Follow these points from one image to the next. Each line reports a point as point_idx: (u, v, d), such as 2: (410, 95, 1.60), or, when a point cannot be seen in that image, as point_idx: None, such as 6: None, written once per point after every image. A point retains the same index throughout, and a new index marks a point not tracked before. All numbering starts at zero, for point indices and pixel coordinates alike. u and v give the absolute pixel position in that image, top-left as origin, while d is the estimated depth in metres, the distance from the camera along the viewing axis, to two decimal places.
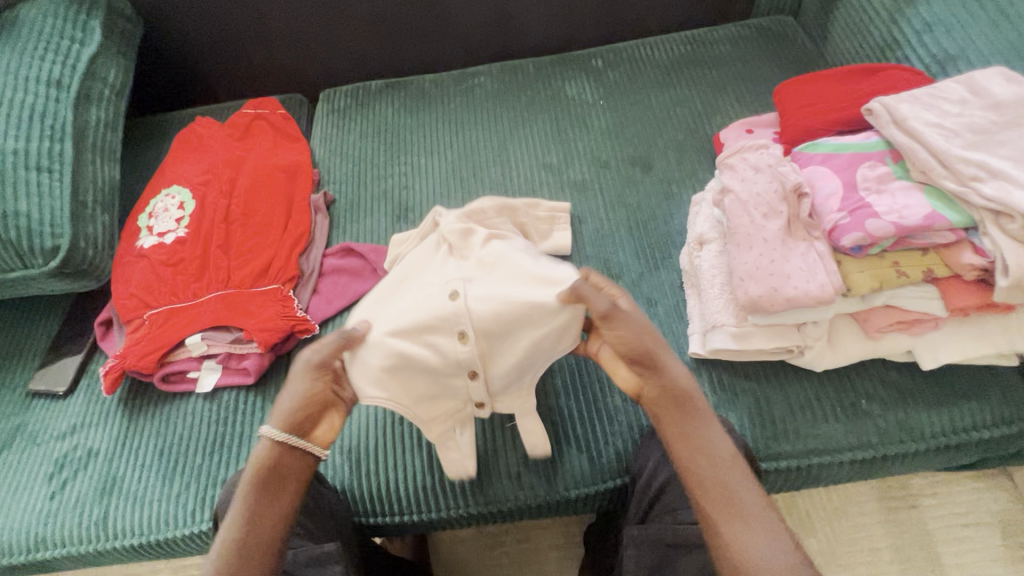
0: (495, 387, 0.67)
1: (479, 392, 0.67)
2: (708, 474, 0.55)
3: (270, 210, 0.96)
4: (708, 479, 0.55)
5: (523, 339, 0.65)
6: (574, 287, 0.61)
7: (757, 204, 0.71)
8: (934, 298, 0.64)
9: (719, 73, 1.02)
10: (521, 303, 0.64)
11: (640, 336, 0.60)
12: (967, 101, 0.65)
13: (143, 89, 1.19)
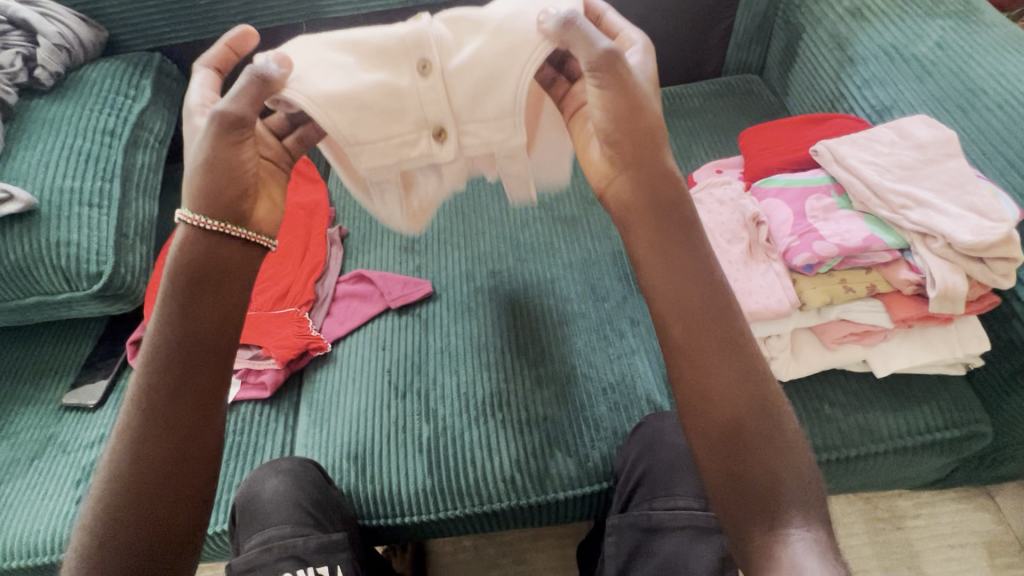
0: (455, 105, 0.65)
1: (434, 109, 0.65)
2: (736, 379, 0.49)
3: (290, 243, 1.07)
4: (736, 388, 0.49)
5: (479, 48, 0.63)
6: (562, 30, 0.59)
7: (722, 232, 0.81)
8: (881, 311, 0.72)
9: (694, 123, 1.15)
10: (488, 31, 0.63)
11: (632, 107, 0.58)
12: (895, 142, 0.76)
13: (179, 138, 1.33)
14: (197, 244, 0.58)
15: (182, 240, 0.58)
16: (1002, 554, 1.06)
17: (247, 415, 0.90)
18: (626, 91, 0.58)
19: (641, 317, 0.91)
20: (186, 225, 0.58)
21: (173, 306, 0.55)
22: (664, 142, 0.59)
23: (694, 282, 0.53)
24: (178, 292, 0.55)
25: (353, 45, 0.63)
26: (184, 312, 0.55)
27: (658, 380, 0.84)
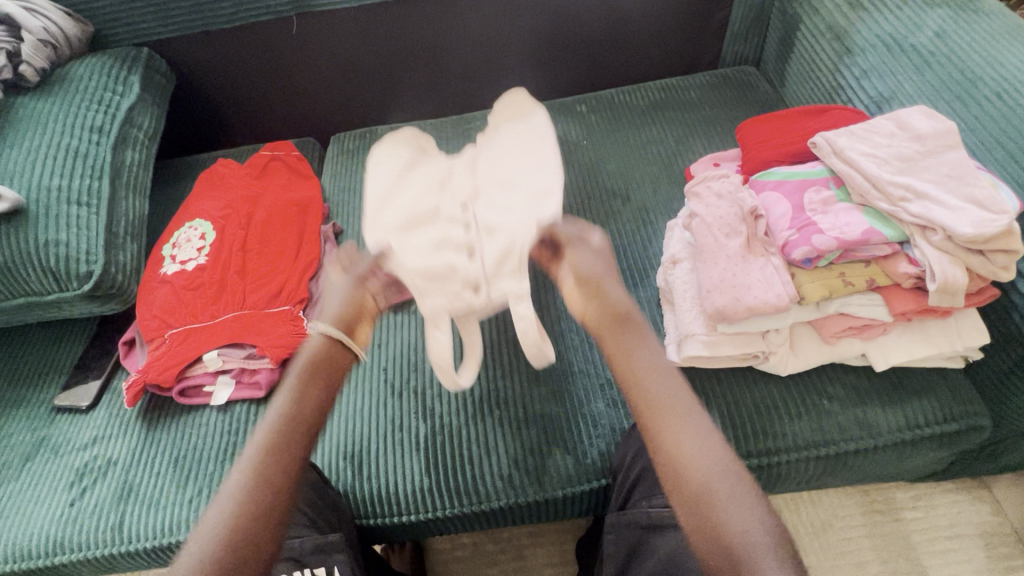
0: (488, 270, 0.75)
1: (473, 274, 0.74)
2: (689, 448, 0.54)
3: (283, 241, 1.06)
4: (685, 455, 0.54)
5: (506, 238, 0.77)
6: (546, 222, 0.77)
7: (719, 225, 0.80)
8: (880, 305, 0.72)
9: (690, 115, 1.14)
10: (511, 219, 0.79)
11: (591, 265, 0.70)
12: (894, 134, 0.75)
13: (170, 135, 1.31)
14: (328, 346, 0.67)
15: (317, 339, 0.67)
16: (999, 544, 1.06)
17: (242, 415, 0.89)
18: (575, 261, 0.71)
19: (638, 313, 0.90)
20: (322, 332, 0.68)
21: (298, 406, 0.62)
22: (612, 283, 0.68)
23: (652, 376, 0.60)
24: (306, 391, 0.63)
25: (405, 216, 0.82)
26: (301, 412, 0.62)
27: None
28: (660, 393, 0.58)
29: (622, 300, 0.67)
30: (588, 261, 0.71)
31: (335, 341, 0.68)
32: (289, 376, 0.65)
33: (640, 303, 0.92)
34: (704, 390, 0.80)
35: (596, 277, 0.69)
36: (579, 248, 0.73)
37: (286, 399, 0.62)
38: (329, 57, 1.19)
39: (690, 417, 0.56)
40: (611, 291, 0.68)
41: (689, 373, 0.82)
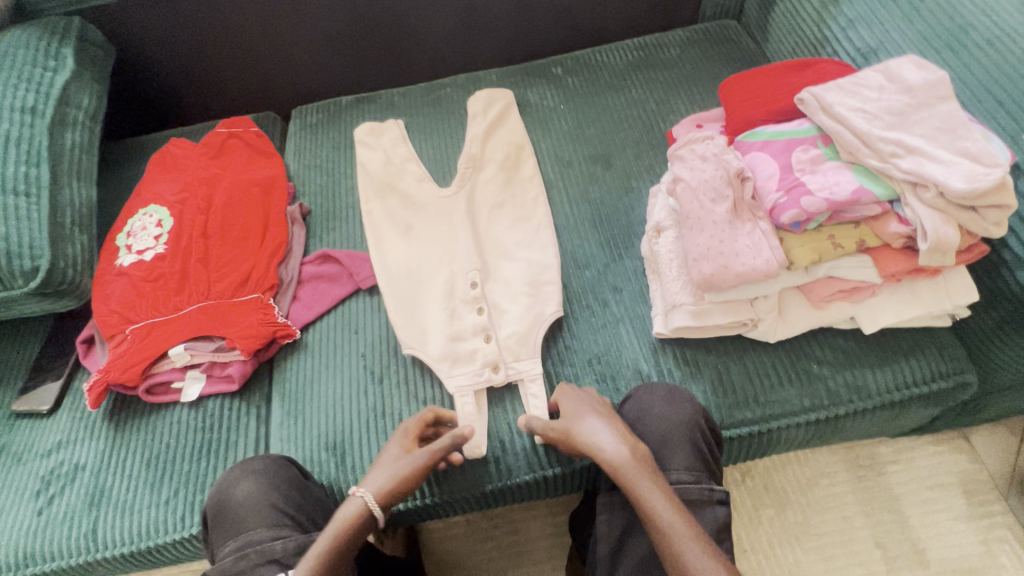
0: (507, 346, 0.82)
1: (493, 352, 0.81)
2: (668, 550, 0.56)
3: (247, 224, 1.00)
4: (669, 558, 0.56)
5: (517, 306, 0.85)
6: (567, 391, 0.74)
7: (705, 190, 0.77)
8: (869, 267, 0.70)
9: (670, 75, 1.09)
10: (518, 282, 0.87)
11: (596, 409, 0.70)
12: (884, 87, 0.71)
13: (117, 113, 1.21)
14: (363, 517, 0.63)
15: (358, 513, 0.62)
16: (976, 492, 1.10)
17: (216, 411, 0.85)
18: (586, 442, 0.66)
19: (623, 285, 0.87)
20: (364, 501, 0.64)
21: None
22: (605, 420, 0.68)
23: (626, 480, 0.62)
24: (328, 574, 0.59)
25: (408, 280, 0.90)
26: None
27: (647, 349, 0.81)
28: (640, 500, 0.59)
29: (619, 457, 0.63)
30: (585, 427, 0.67)
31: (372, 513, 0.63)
32: (325, 536, 0.61)
33: (626, 274, 0.89)
34: (693, 360, 0.79)
35: (588, 443, 0.66)
36: (583, 426, 0.68)
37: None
38: (283, 22, 1.10)
39: (695, 560, 0.54)
40: (602, 450, 0.64)
41: (676, 343, 0.80)
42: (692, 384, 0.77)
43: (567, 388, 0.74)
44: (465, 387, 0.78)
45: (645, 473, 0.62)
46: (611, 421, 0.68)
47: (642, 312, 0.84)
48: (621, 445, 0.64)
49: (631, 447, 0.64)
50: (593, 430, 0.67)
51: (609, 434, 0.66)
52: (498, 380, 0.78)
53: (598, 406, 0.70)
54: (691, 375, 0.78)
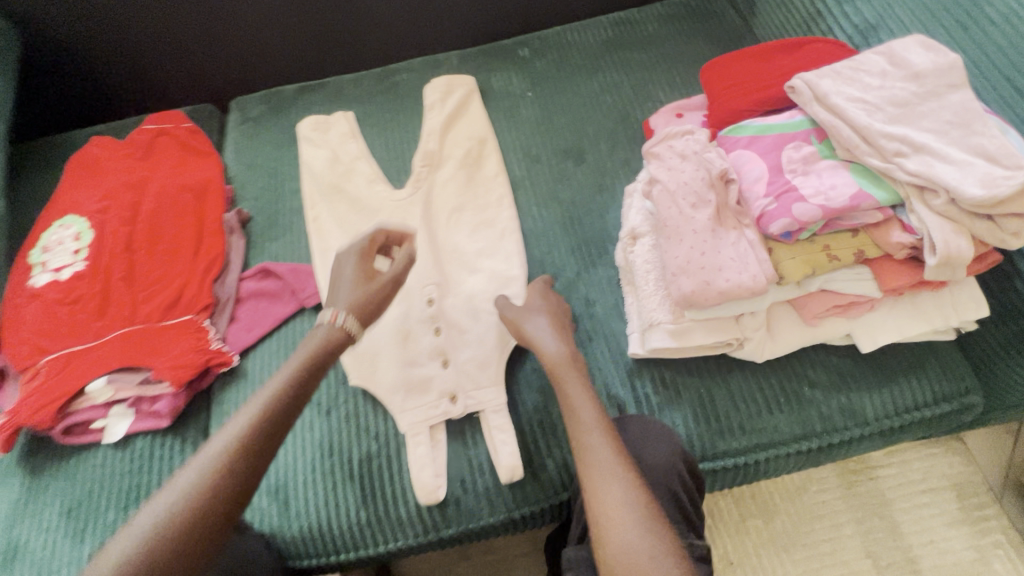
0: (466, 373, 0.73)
1: (450, 380, 0.73)
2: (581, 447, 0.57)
3: (178, 235, 0.89)
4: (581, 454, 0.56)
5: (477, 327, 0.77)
6: (533, 287, 0.75)
7: (684, 193, 0.68)
8: (868, 279, 0.63)
9: (648, 55, 0.99)
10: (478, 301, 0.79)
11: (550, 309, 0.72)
12: (887, 72, 0.63)
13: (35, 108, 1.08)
14: (311, 372, 0.60)
15: (336, 338, 0.63)
16: (970, 495, 1.05)
17: (144, 450, 0.76)
18: (529, 336, 0.68)
19: (596, 297, 0.79)
20: (337, 326, 0.64)
21: (257, 449, 0.53)
22: (557, 319, 0.70)
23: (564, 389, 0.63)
24: (269, 430, 0.55)
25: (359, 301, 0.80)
26: (261, 457, 0.53)
27: (622, 370, 0.73)
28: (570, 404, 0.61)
29: (554, 353, 0.65)
30: (534, 324, 0.69)
31: (346, 337, 0.64)
32: (274, 382, 0.59)
33: (599, 284, 0.80)
34: (673, 383, 0.71)
35: (533, 334, 0.68)
36: (532, 321, 0.69)
37: (242, 437, 0.53)
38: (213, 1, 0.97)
39: (595, 448, 0.56)
40: (542, 344, 0.66)
41: (655, 364, 0.72)
42: (672, 412, 0.69)
43: (534, 285, 0.75)
44: (417, 424, 0.70)
45: (574, 372, 0.64)
46: (560, 325, 0.70)
47: (618, 328, 0.76)
48: (558, 342, 0.66)
49: (568, 348, 0.66)
50: (541, 327, 0.68)
51: (552, 333, 0.68)
52: (456, 413, 0.70)
53: (554, 309, 0.72)
54: (671, 400, 0.70)
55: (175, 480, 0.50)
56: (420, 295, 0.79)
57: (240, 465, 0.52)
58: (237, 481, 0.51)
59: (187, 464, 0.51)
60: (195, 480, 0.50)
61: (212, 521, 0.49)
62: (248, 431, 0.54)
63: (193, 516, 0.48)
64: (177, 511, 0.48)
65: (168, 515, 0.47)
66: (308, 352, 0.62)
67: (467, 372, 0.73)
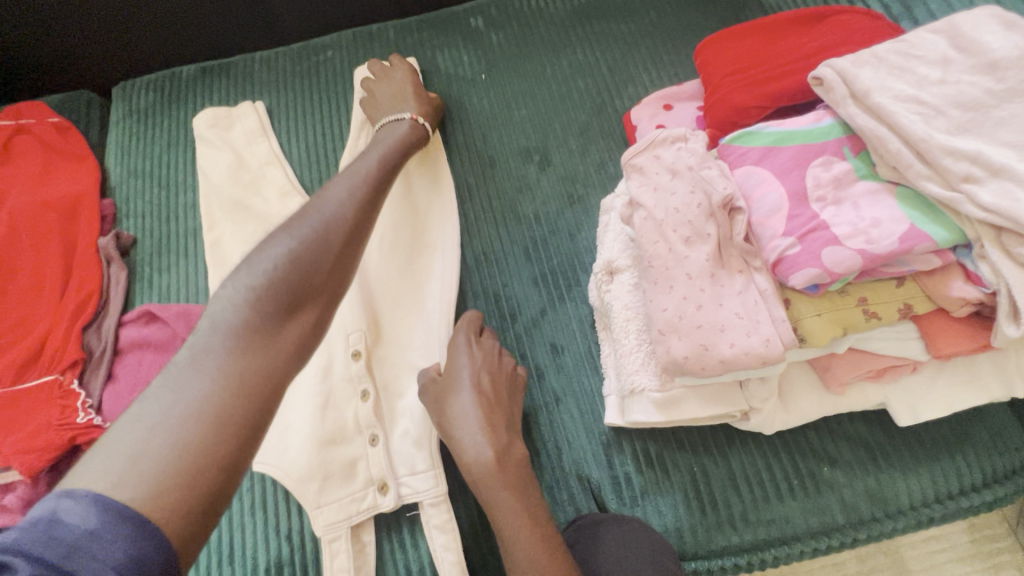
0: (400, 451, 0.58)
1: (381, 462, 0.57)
2: None
3: (39, 268, 0.70)
4: None
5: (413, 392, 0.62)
6: (455, 338, 0.59)
7: (675, 224, 0.51)
8: (914, 340, 0.48)
9: (629, 27, 0.80)
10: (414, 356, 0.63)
11: (474, 372, 0.56)
12: (949, 60, 0.46)
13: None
14: (394, 162, 0.61)
15: (415, 128, 0.68)
16: (982, 527, 0.95)
17: None
18: (450, 425, 0.54)
19: (566, 343, 0.63)
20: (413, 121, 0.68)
21: (371, 212, 0.51)
22: (484, 387, 0.56)
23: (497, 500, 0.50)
24: (376, 198, 0.52)
25: None
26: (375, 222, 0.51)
27: (596, 443, 0.58)
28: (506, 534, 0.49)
29: (475, 458, 0.52)
30: (455, 407, 0.55)
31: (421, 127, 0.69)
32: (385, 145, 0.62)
33: (569, 326, 0.64)
34: (660, 461, 0.56)
35: (454, 424, 0.54)
36: (453, 402, 0.55)
37: (358, 201, 0.50)
38: None
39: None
40: (462, 445, 0.53)
41: (637, 435, 0.58)
42: (657, 498, 0.55)
43: (456, 337, 0.60)
44: (334, 525, 0.54)
45: (505, 482, 0.51)
46: (485, 396, 0.55)
47: (592, 386, 0.61)
48: (479, 440, 0.53)
49: (493, 443, 0.52)
50: (463, 412, 0.54)
51: (474, 419, 0.54)
52: (387, 507, 0.56)
53: (480, 369, 0.57)
54: (658, 483, 0.56)
55: (289, 234, 0.45)
56: (342, 347, 0.62)
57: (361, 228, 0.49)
58: (360, 238, 0.48)
59: (299, 220, 0.46)
60: (317, 230, 0.45)
61: (342, 272, 0.45)
62: (357, 197, 0.50)
63: (307, 262, 0.43)
64: (302, 255, 0.44)
65: (287, 264, 0.43)
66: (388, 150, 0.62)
67: (405, 451, 0.58)
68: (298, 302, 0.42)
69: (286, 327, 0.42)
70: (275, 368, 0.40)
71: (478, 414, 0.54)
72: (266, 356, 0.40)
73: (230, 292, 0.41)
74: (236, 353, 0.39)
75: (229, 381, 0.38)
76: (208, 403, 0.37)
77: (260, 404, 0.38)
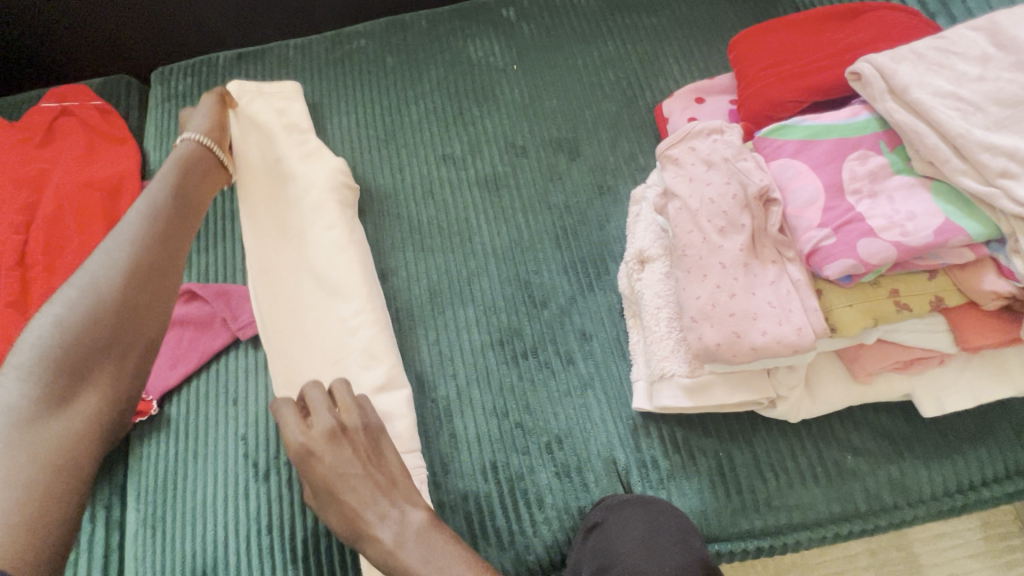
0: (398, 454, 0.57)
1: None
2: None
3: (83, 245, 0.73)
4: None
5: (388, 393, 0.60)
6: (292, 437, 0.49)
7: (710, 214, 0.52)
8: (942, 332, 0.49)
9: (660, 20, 0.80)
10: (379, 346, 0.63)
11: (334, 466, 0.48)
12: (989, 57, 0.47)
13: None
14: (178, 198, 0.58)
15: (192, 150, 0.63)
16: (996, 524, 0.96)
17: None
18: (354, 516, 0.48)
19: (594, 330, 0.65)
20: (195, 143, 0.63)
21: (155, 256, 0.52)
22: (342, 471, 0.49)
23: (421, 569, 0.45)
24: (161, 237, 0.53)
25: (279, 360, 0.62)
26: (155, 267, 0.52)
27: (624, 427, 0.60)
28: None
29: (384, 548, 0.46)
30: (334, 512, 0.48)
31: (209, 152, 0.64)
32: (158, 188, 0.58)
33: (597, 314, 0.66)
34: (686, 446, 0.58)
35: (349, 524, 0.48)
36: (331, 499, 0.48)
37: (127, 259, 0.50)
38: None
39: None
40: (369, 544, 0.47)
41: (664, 421, 0.59)
42: (683, 481, 0.57)
43: (288, 429, 0.49)
44: None
45: (422, 553, 0.45)
46: (345, 469, 0.48)
47: (620, 371, 0.63)
48: (381, 527, 0.47)
49: (387, 528, 0.47)
50: (355, 509, 0.47)
51: (362, 506, 0.47)
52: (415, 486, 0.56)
53: (326, 458, 0.49)
54: (684, 466, 0.57)
55: (51, 312, 0.47)
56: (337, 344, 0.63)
57: (137, 283, 0.50)
58: (141, 291, 0.50)
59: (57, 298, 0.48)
60: (53, 309, 0.48)
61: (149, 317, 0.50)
62: (134, 248, 0.52)
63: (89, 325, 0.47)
64: (75, 320, 0.47)
65: (57, 335, 0.46)
66: (170, 183, 0.59)
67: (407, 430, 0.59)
68: (88, 366, 0.47)
69: (80, 398, 0.46)
70: (66, 437, 0.44)
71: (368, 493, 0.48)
72: (63, 420, 0.45)
73: (6, 378, 0.44)
74: (29, 436, 0.43)
75: (35, 458, 0.43)
76: (9, 487, 0.41)
77: (68, 463, 0.44)
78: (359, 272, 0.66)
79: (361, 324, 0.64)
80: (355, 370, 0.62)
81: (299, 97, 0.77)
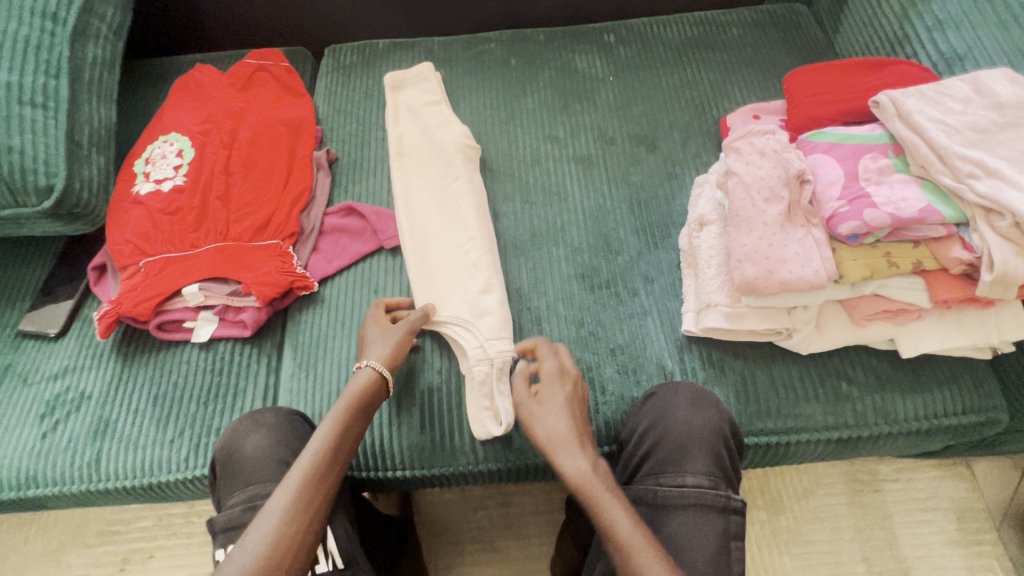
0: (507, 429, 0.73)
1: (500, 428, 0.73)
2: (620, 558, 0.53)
3: (271, 164, 0.95)
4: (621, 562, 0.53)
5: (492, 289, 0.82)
6: (545, 369, 0.69)
7: (759, 188, 0.72)
8: (921, 290, 0.67)
9: (728, 57, 1.03)
10: (484, 259, 0.84)
11: (564, 401, 0.66)
12: (970, 100, 0.67)
13: (145, 45, 1.16)
14: (342, 437, 0.64)
15: (369, 380, 0.69)
16: (970, 519, 1.10)
17: (226, 354, 0.83)
18: (553, 436, 0.62)
19: (655, 276, 0.84)
20: (374, 371, 0.71)
21: (309, 517, 0.57)
22: (571, 404, 0.65)
23: (596, 485, 0.58)
24: (319, 495, 0.59)
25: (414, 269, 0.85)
26: (310, 527, 0.57)
27: (673, 345, 0.79)
28: (601, 518, 0.56)
29: (579, 468, 0.59)
30: (545, 425, 0.64)
31: (384, 380, 0.71)
32: (338, 405, 0.67)
33: (659, 264, 0.85)
34: (720, 363, 0.76)
35: (551, 445, 0.62)
36: (543, 419, 0.64)
37: (303, 487, 0.59)
38: None
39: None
40: (564, 459, 0.60)
41: (704, 343, 0.78)
42: (715, 387, 0.75)
43: (544, 364, 0.69)
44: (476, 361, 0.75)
45: (604, 485, 0.58)
46: (565, 399, 0.65)
47: (673, 307, 0.82)
48: (575, 454, 0.60)
49: (588, 454, 0.61)
50: (568, 424, 0.63)
51: (569, 429, 0.63)
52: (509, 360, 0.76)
53: (563, 389, 0.67)
54: (717, 377, 0.76)
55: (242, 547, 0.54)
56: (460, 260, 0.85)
57: (305, 514, 0.57)
58: (299, 537, 0.56)
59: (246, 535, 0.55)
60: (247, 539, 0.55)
61: (300, 556, 0.55)
62: (303, 495, 0.58)
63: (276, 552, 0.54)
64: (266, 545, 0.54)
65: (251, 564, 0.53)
66: (338, 420, 0.65)
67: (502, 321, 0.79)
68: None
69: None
70: None
71: (575, 420, 0.64)
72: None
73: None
74: None
75: None
76: None
77: None
78: (473, 210, 0.87)
79: (474, 247, 0.85)
80: (467, 280, 0.83)
81: (436, 81, 1.00)
